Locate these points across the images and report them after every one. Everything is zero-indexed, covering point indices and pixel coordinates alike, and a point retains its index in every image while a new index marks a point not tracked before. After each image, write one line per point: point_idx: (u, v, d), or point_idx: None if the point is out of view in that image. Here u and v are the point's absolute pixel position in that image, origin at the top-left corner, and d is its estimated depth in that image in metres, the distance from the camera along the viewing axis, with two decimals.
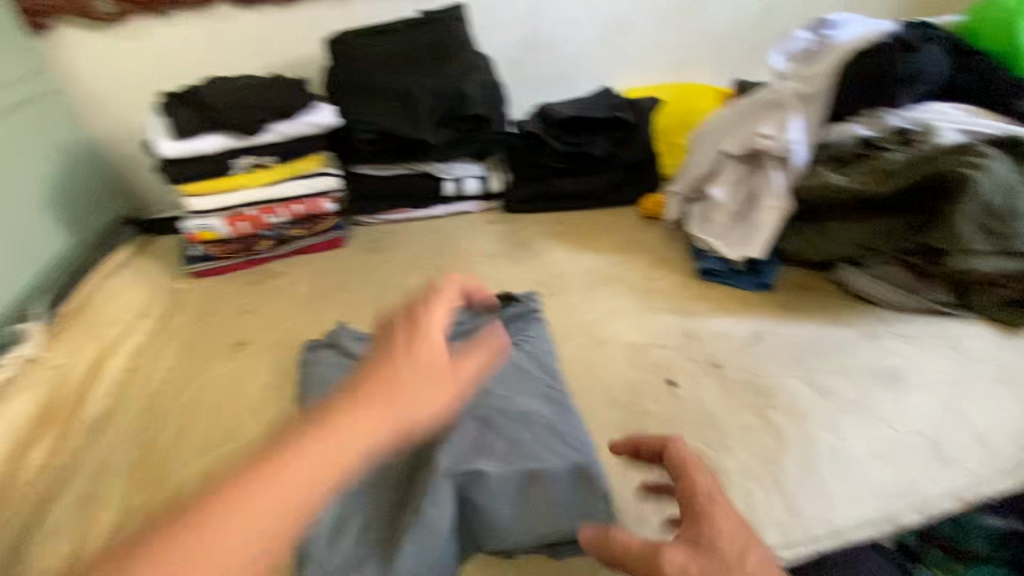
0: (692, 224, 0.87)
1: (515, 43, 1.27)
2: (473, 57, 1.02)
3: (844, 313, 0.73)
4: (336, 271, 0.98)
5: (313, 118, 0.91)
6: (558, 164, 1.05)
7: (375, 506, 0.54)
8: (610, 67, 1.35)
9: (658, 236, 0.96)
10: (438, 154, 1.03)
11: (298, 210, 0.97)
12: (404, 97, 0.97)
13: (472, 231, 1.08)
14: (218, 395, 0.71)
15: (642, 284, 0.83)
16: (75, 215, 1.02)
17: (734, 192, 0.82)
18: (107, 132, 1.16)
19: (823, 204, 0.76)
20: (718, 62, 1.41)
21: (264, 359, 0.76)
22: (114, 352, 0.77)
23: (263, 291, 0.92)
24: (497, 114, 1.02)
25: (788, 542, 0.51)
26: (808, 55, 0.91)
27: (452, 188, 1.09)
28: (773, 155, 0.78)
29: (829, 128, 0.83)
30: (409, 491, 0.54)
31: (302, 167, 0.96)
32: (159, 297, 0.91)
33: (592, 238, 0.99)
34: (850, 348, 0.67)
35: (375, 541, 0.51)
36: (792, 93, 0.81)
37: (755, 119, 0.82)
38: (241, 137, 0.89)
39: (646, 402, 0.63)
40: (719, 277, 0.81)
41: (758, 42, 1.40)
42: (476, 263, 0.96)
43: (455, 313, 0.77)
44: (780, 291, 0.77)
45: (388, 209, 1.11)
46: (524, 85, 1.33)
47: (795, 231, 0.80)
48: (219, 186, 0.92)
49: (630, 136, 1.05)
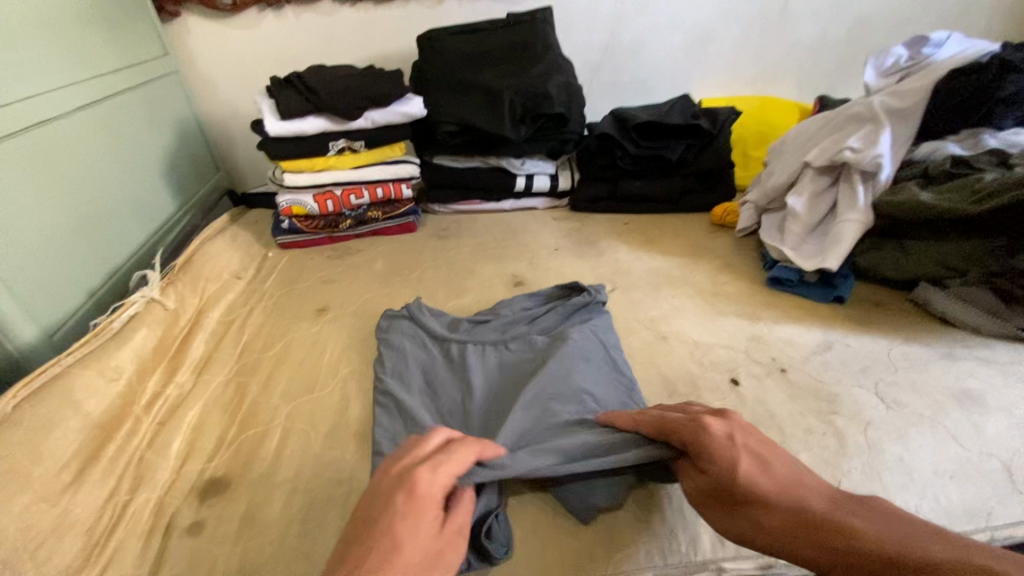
0: (766, 234, 0.87)
1: (595, 49, 1.30)
2: (557, 59, 1.07)
3: (920, 331, 0.71)
4: (407, 251, 1.04)
5: (403, 108, 0.97)
6: (629, 166, 1.06)
7: None
8: (685, 79, 1.37)
9: (726, 244, 0.97)
10: (515, 149, 1.07)
11: (380, 193, 1.05)
12: (490, 94, 1.01)
13: (538, 225, 1.11)
14: (302, 350, 0.76)
15: (708, 287, 0.84)
16: (180, 183, 1.14)
17: (812, 203, 0.82)
18: (219, 112, 1.29)
19: (904, 222, 0.75)
20: (798, 79, 1.40)
21: (342, 324, 0.82)
22: (213, 303, 0.84)
23: (340, 263, 1.00)
24: (575, 115, 1.06)
25: None
26: (900, 72, 0.90)
27: (523, 184, 1.13)
28: (858, 169, 0.78)
29: (918, 147, 0.81)
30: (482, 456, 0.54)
31: (388, 155, 1.03)
32: (251, 262, 1.01)
33: (657, 241, 1.00)
34: (924, 365, 0.66)
35: None
36: (881, 106, 0.80)
37: (838, 133, 0.83)
38: (339, 121, 0.95)
39: (708, 397, 0.63)
40: (789, 286, 0.81)
41: (839, 61, 1.38)
42: (542, 254, 0.99)
43: (525, 300, 0.79)
44: (851, 305, 0.76)
45: (458, 199, 1.16)
46: (599, 91, 1.36)
47: (876, 246, 0.79)
48: (312, 165, 0.99)
49: (706, 144, 1.07)
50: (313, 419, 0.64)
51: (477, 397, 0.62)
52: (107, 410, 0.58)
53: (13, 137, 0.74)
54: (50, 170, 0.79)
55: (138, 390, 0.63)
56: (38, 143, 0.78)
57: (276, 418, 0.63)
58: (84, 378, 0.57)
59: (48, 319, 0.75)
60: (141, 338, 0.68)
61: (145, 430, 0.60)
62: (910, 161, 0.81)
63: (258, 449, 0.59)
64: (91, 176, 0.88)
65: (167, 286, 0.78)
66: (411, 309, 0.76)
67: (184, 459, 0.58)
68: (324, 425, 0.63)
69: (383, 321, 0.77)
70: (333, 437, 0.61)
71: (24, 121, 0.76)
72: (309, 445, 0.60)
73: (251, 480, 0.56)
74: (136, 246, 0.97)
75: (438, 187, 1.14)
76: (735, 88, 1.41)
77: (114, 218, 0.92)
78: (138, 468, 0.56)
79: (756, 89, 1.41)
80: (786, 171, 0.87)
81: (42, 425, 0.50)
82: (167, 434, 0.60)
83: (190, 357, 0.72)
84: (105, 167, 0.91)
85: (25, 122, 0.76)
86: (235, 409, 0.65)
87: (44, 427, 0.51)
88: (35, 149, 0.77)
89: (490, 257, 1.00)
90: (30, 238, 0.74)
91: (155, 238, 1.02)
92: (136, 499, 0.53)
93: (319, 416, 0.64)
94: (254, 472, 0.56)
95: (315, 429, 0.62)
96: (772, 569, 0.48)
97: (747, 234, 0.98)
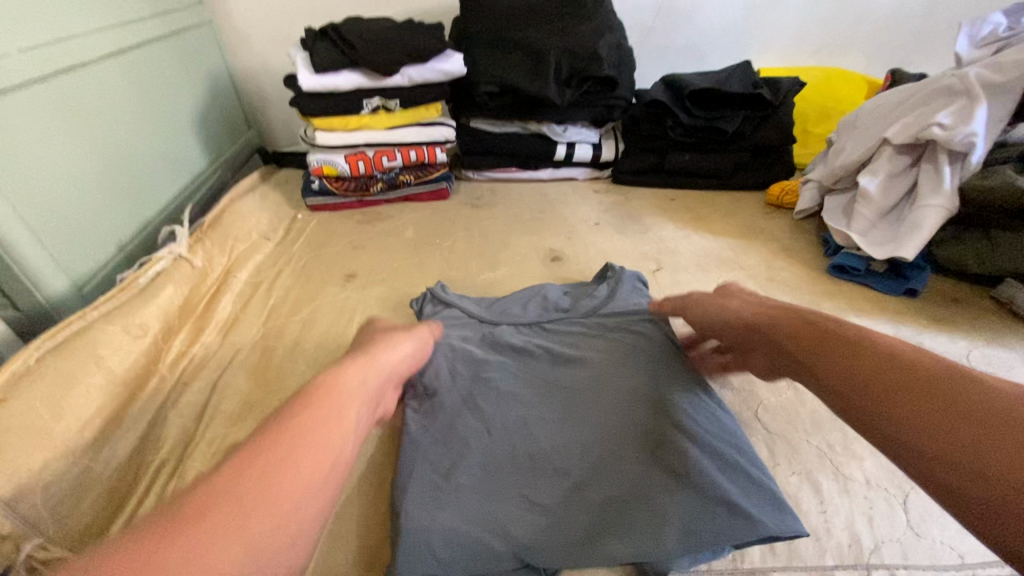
0: (830, 218, 0.80)
1: (648, 10, 1.21)
2: (608, 17, 0.99)
3: (1002, 332, 0.64)
4: (439, 217, 1.00)
5: (442, 66, 0.91)
6: (679, 137, 0.99)
7: (496, 480, 0.49)
8: (743, 46, 1.27)
9: (781, 226, 0.89)
10: (557, 115, 1.01)
11: (414, 156, 1.00)
12: (534, 53, 0.94)
13: (579, 197, 1.06)
14: (329, 317, 0.73)
15: (762, 272, 0.78)
16: (211, 138, 1.11)
17: (887, 185, 0.74)
18: (251, 66, 1.25)
19: (995, 210, 0.67)
20: (869, 50, 1.28)
21: (372, 291, 0.79)
22: (241, 264, 0.82)
23: (371, 228, 0.97)
24: (624, 80, 0.99)
25: (911, 559, 0.45)
26: (998, 42, 0.80)
27: (564, 153, 1.07)
28: (945, 148, 0.69)
29: (1016, 126, 0.72)
30: (524, 468, 0.50)
31: (424, 116, 0.98)
32: (280, 222, 0.99)
33: (705, 219, 0.94)
34: (1011, 370, 0.58)
35: (495, 512, 0.46)
36: (977, 79, 0.71)
37: (925, 108, 0.74)
38: (375, 78, 0.90)
39: (762, 392, 0.59)
40: (854, 276, 0.74)
41: (918, 32, 1.26)
42: (581, 228, 0.94)
43: (560, 287, 0.74)
44: (926, 300, 0.70)
45: (494, 166, 1.11)
46: (649, 56, 1.27)
47: (956, 237, 0.71)
48: (345, 123, 0.94)
49: (766, 117, 0.98)
50: None
51: (524, 392, 0.57)
52: (131, 367, 0.56)
53: (43, 82, 0.71)
54: (81, 118, 0.77)
55: (163, 348, 0.62)
56: (69, 89, 0.75)
57: (302, 385, 0.61)
58: (110, 333, 0.55)
59: (78, 271, 0.74)
60: (168, 293, 0.66)
61: (169, 390, 0.58)
62: (1005, 142, 0.72)
63: None
64: (122, 127, 0.85)
65: (196, 243, 0.76)
66: (440, 293, 0.71)
67: (207, 421, 0.56)
68: None
69: (425, 307, 0.71)
70: None
71: (54, 66, 0.73)
72: None
73: None
74: (166, 201, 0.95)
75: (474, 153, 1.09)
76: (796, 59, 1.30)
77: (145, 171, 0.90)
78: (161, 428, 0.55)
79: (820, 60, 1.30)
80: (858, 148, 0.79)
81: (65, 379, 0.48)
82: (192, 396, 0.59)
83: (216, 318, 0.70)
84: (136, 119, 0.89)
85: (54, 66, 0.73)
86: (261, 374, 0.63)
87: (68, 382, 0.48)
88: (65, 96, 0.74)
89: (527, 229, 0.95)
90: (60, 187, 0.72)
91: (185, 194, 1.00)
92: (156, 460, 0.51)
93: None
94: None
95: None
96: None
97: (806, 216, 0.90)
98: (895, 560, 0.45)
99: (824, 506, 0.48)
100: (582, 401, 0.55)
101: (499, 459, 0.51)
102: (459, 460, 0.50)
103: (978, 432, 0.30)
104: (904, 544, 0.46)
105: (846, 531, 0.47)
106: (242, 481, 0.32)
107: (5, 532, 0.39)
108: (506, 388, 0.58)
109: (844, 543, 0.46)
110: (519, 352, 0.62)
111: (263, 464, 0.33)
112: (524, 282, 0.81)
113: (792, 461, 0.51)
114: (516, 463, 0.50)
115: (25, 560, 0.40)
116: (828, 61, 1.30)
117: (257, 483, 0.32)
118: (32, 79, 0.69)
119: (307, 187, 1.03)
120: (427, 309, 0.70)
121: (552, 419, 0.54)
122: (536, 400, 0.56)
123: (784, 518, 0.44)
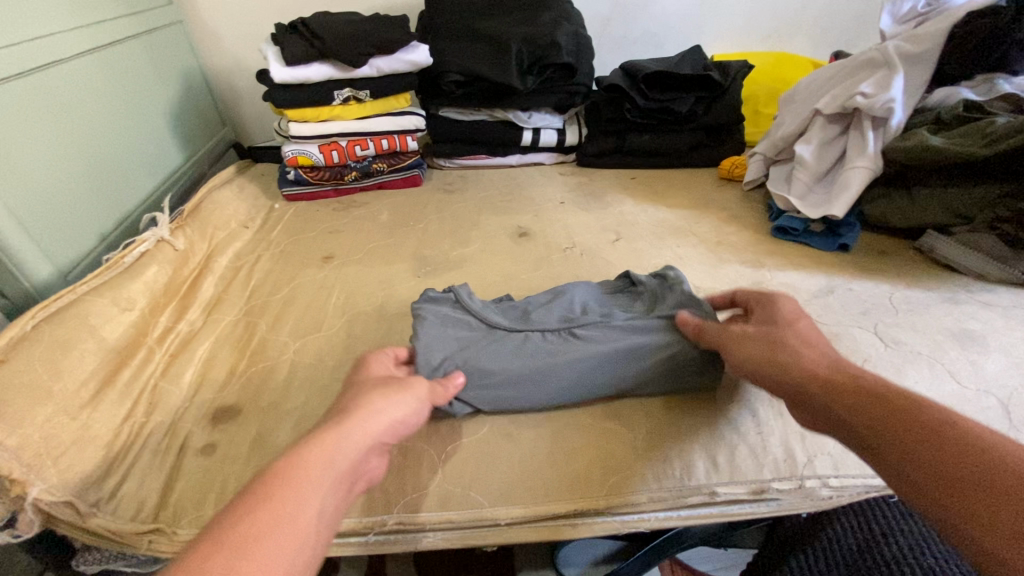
0: (773, 184, 0.86)
1: (605, 2, 1.27)
2: (565, 8, 1.05)
3: (924, 277, 0.71)
4: (412, 203, 1.04)
5: (409, 56, 0.96)
6: (636, 120, 1.05)
7: (504, 371, 0.55)
8: (697, 33, 1.34)
9: (732, 197, 0.96)
10: (521, 101, 1.06)
11: (386, 145, 1.05)
12: (496, 43, 0.99)
13: (546, 179, 1.11)
14: (309, 294, 0.77)
15: (712, 237, 0.84)
16: (186, 136, 1.14)
17: (822, 152, 0.81)
18: (222, 65, 1.27)
19: (913, 168, 0.73)
20: (815, 33, 1.36)
21: (350, 270, 0.83)
22: (222, 249, 0.86)
23: (346, 214, 1.01)
24: (583, 66, 1.05)
25: (839, 469, 0.52)
26: (917, 18, 0.87)
27: (530, 139, 1.12)
28: (869, 115, 0.76)
29: (932, 94, 0.80)
30: (533, 461, 0.52)
31: (393, 106, 1.02)
32: (257, 210, 1.02)
33: (663, 194, 1.00)
34: (926, 308, 0.65)
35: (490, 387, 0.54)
36: (896, 51, 0.78)
37: (851, 80, 0.81)
38: (344, 69, 0.94)
39: None
40: (795, 236, 0.80)
41: (857, 17, 1.34)
42: (547, 205, 0.99)
43: (589, 288, 0.66)
44: (856, 253, 0.77)
45: (464, 153, 1.16)
46: (609, 45, 1.34)
47: (883, 195, 0.78)
48: (317, 115, 0.98)
49: (716, 97, 1.04)
50: (323, 351, 0.66)
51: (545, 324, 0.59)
52: (122, 337, 0.61)
53: (24, 77, 0.74)
54: (60, 112, 0.79)
55: (150, 323, 0.66)
56: (47, 84, 0.78)
57: (285, 354, 0.66)
58: (97, 306, 0.60)
59: (63, 258, 0.77)
60: (151, 273, 0.70)
61: (158, 360, 0.62)
62: (924, 107, 0.80)
63: (267, 382, 0.61)
64: (100, 121, 0.88)
65: (178, 229, 0.80)
66: (460, 295, 0.62)
67: (195, 388, 0.60)
68: (332, 358, 0.65)
69: (429, 293, 0.63)
70: (339, 371, 0.63)
71: (33, 61, 0.75)
72: (320, 376, 0.62)
73: (261, 405, 0.58)
74: (146, 192, 0.98)
75: (444, 141, 1.13)
76: (747, 45, 1.37)
77: (125, 163, 0.93)
78: (150, 393, 0.58)
79: (771, 45, 1.37)
80: (795, 121, 0.86)
81: (59, 345, 0.53)
82: (178, 366, 0.63)
83: (200, 298, 0.74)
84: (113, 113, 0.92)
85: (34, 61, 0.75)
86: (244, 346, 0.67)
87: (62, 348, 0.53)
88: (45, 90, 0.77)
89: (496, 209, 0.99)
90: (45, 176, 0.75)
91: (163, 186, 1.03)
92: (149, 422, 0.55)
93: (327, 348, 0.67)
94: (264, 400, 0.59)
95: (325, 361, 0.65)
96: (764, 494, 0.51)
97: (755, 187, 0.97)
98: (826, 470, 0.52)
99: (760, 430, 0.54)
100: (594, 362, 0.55)
101: (514, 324, 0.60)
102: (482, 315, 0.60)
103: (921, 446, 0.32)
104: (834, 457, 0.53)
105: (780, 447, 0.53)
106: None
107: (14, 476, 0.43)
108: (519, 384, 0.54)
109: (780, 459, 0.53)
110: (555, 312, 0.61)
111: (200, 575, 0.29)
112: (494, 253, 0.85)
113: (733, 392, 0.58)
114: (521, 363, 0.55)
115: (32, 502, 0.44)
116: (779, 45, 1.38)
117: None
118: (12, 74, 0.72)
119: (283, 178, 1.07)
120: (432, 291, 0.63)
121: (573, 342, 0.57)
122: (549, 382, 0.55)
123: (726, 439, 0.54)
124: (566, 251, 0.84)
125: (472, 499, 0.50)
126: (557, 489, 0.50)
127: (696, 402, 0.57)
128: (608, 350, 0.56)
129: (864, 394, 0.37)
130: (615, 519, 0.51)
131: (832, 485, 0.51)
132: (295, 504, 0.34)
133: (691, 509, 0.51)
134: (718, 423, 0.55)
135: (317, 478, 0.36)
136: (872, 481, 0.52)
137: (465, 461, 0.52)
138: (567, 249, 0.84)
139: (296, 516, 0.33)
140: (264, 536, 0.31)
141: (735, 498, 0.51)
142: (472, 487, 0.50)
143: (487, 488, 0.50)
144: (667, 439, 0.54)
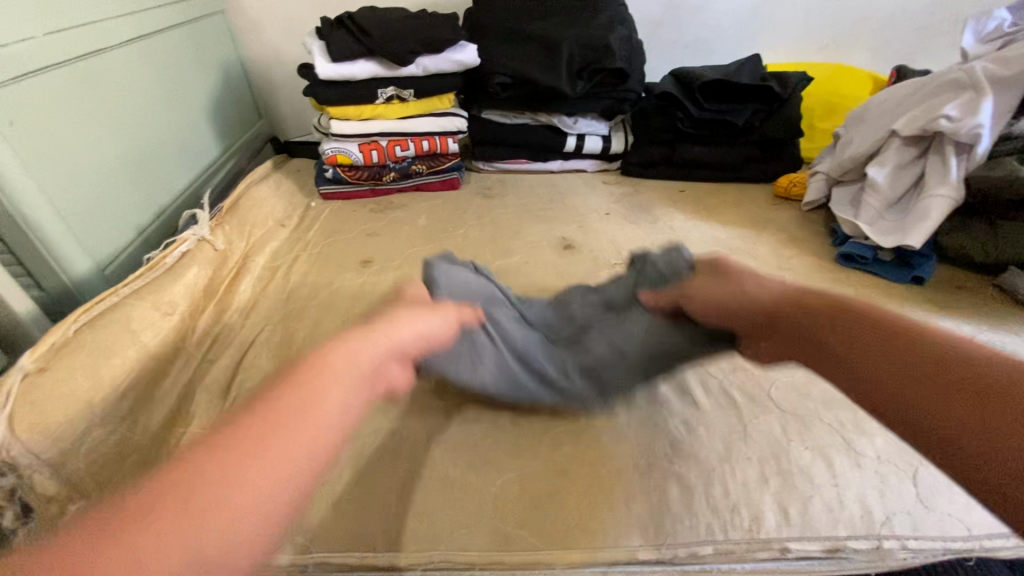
0: (838, 208, 0.82)
1: (658, 5, 1.22)
2: (619, 12, 1.01)
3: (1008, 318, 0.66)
4: (453, 207, 1.01)
5: (456, 56, 0.92)
6: (688, 130, 1.01)
7: (524, 367, 0.57)
8: (750, 40, 1.28)
9: (789, 217, 0.91)
10: (569, 106, 1.02)
11: (426, 146, 1.01)
12: (548, 45, 0.96)
13: (590, 187, 1.07)
14: (349, 300, 0.74)
15: (771, 260, 0.79)
16: (224, 128, 1.13)
17: (895, 177, 0.76)
18: (262, 57, 1.25)
19: (998, 199, 0.68)
20: (876, 45, 1.30)
21: (390, 276, 0.80)
22: (260, 249, 0.84)
23: (385, 216, 0.98)
24: (636, 72, 1.00)
25: (919, 530, 0.48)
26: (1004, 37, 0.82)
27: (573, 145, 1.08)
28: (951, 140, 0.71)
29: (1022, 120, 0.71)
30: (591, 503, 0.49)
31: (436, 107, 0.99)
32: (295, 209, 1.00)
33: (715, 209, 0.95)
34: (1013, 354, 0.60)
35: (508, 363, 0.56)
36: (983, 72, 0.72)
37: (930, 101, 0.75)
38: (390, 67, 0.91)
39: (775, 373, 0.61)
40: (862, 264, 0.76)
41: (922, 31, 1.28)
42: (592, 216, 0.95)
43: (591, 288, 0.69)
44: (931, 287, 0.72)
45: (505, 158, 1.12)
46: (658, 50, 1.29)
47: (960, 225, 0.73)
48: (360, 112, 0.96)
49: (775, 110, 0.99)
50: None
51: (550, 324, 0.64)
52: (162, 342, 0.59)
53: (69, 65, 0.72)
54: (104, 102, 0.78)
55: (189, 327, 0.64)
56: (88, 74, 0.76)
57: None
58: (138, 310, 0.58)
59: (100, 252, 0.76)
60: (191, 273, 0.68)
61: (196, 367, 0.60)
62: (1009, 136, 0.72)
63: None
64: (143, 114, 0.87)
65: (217, 227, 0.78)
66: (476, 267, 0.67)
67: (234, 397, 0.58)
68: None
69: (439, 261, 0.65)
70: None
71: (78, 50, 0.73)
72: None
73: None
74: (183, 186, 0.97)
75: (486, 144, 1.10)
76: (803, 54, 1.31)
77: (163, 155, 0.91)
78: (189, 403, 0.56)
79: (827, 56, 1.31)
80: (866, 141, 0.81)
81: (99, 352, 0.51)
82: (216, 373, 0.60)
83: (238, 300, 0.72)
84: (153, 105, 0.90)
85: (77, 50, 0.73)
86: (284, 353, 0.65)
87: (104, 354, 0.51)
88: (87, 81, 0.75)
89: (539, 218, 0.96)
90: (85, 170, 0.73)
91: (201, 180, 1.02)
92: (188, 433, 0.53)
93: None
94: None
95: None
96: (839, 552, 0.47)
97: (813, 208, 0.93)
98: (904, 530, 0.48)
99: (836, 481, 0.50)
100: (615, 350, 0.58)
101: (526, 314, 0.65)
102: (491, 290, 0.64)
103: (926, 381, 0.32)
104: (913, 517, 0.49)
105: (855, 502, 0.49)
106: (220, 468, 0.29)
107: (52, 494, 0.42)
108: (536, 366, 0.56)
109: (856, 515, 0.48)
110: (555, 316, 0.65)
111: (236, 446, 0.31)
112: (540, 264, 0.82)
113: (805, 436, 0.54)
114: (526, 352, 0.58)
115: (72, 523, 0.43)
116: (836, 56, 1.32)
117: (217, 470, 0.29)
118: (58, 62, 0.70)
119: (321, 175, 1.04)
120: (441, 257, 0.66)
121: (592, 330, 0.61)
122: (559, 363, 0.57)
123: (797, 490, 0.50)
124: (614, 267, 0.80)
125: (526, 540, 0.46)
126: (616, 532, 0.47)
127: (761, 445, 0.53)
128: (631, 329, 0.59)
129: (880, 333, 0.35)
130: (675, 568, 0.47)
131: (911, 548, 0.47)
132: (322, 393, 0.35)
133: (758, 564, 0.47)
134: (791, 472, 0.51)
135: (342, 376, 0.37)
136: (952, 544, 0.48)
137: (516, 497, 0.49)
138: (615, 265, 0.80)
139: (323, 401, 0.34)
140: (300, 409, 0.33)
141: (807, 556, 0.47)
142: (525, 528, 0.47)
143: (542, 529, 0.47)
144: (732, 485, 0.50)
